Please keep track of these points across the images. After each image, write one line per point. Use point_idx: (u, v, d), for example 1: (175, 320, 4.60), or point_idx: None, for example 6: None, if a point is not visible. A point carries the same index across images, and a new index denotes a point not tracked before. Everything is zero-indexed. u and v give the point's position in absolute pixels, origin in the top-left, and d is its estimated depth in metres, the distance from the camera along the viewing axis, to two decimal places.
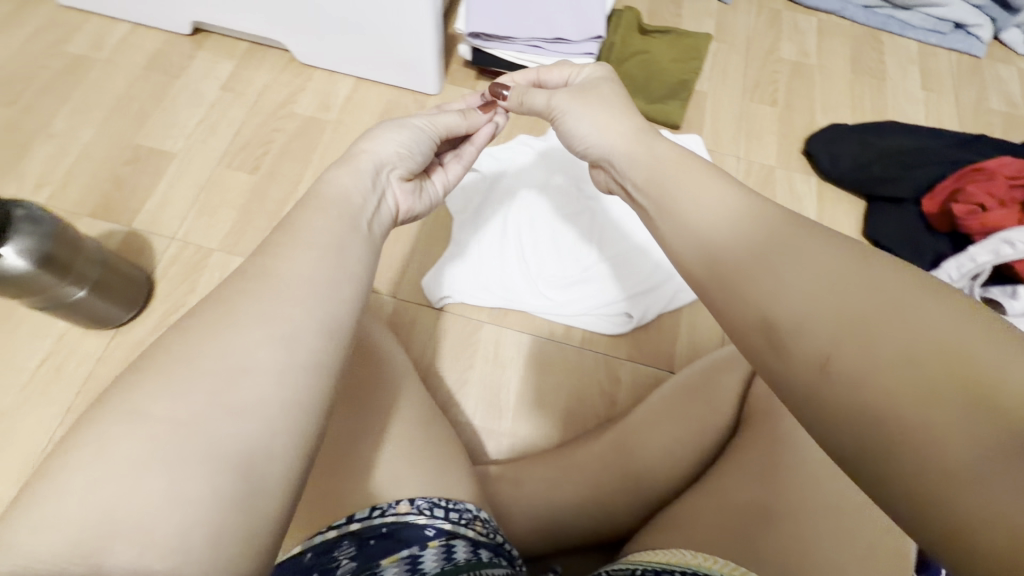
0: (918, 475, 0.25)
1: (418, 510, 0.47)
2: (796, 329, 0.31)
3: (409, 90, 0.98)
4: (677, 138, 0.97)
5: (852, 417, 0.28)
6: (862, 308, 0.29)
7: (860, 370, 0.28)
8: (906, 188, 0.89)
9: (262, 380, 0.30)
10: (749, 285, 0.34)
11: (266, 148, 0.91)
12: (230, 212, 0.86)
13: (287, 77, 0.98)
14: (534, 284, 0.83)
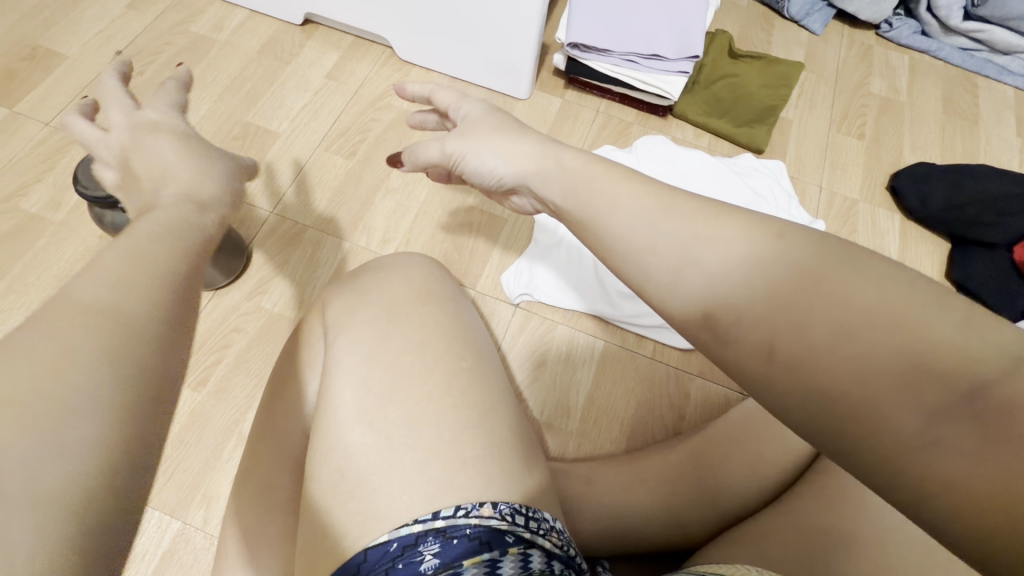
0: (881, 450, 0.28)
1: (501, 516, 0.47)
2: (737, 328, 0.33)
3: (501, 93, 1.02)
4: (762, 162, 0.97)
5: (809, 405, 0.30)
6: (800, 296, 0.32)
7: (804, 351, 0.31)
8: (1000, 233, 0.87)
9: (85, 415, 0.26)
10: (686, 286, 0.36)
11: (363, 135, 0.96)
12: (326, 192, 0.90)
13: (387, 71, 1.03)
14: (602, 292, 0.84)
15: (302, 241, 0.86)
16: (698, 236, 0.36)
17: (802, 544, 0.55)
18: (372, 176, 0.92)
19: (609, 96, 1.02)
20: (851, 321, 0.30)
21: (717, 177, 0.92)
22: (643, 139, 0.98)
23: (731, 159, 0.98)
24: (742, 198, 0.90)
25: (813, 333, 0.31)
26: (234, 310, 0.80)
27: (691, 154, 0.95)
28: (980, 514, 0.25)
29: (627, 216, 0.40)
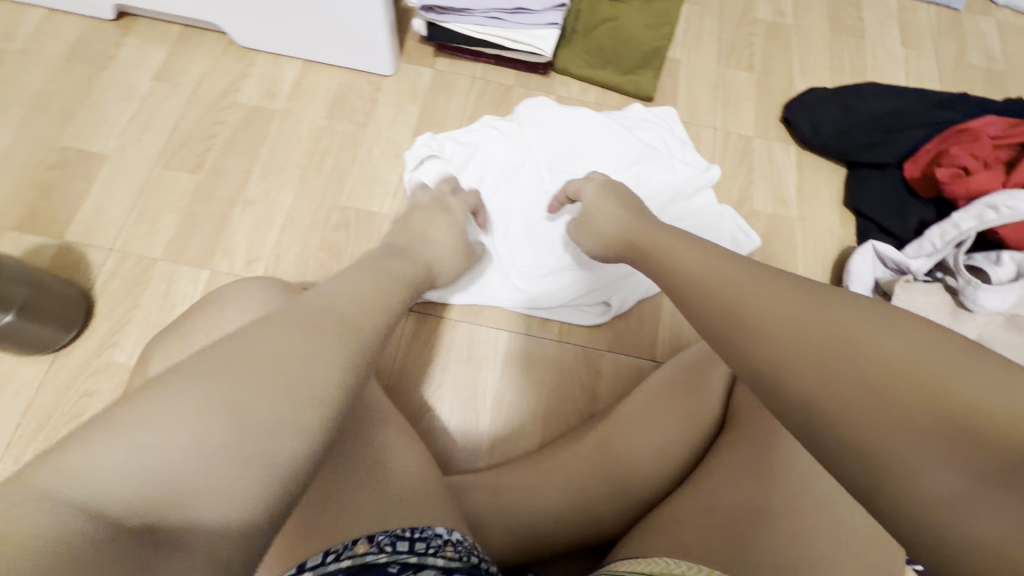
0: (859, 463, 0.29)
1: (378, 548, 0.43)
2: (777, 369, 0.33)
3: (364, 72, 0.91)
4: (653, 112, 0.91)
5: (797, 415, 0.32)
6: (810, 319, 0.34)
7: (839, 395, 0.30)
8: (889, 153, 0.85)
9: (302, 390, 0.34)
10: (735, 331, 0.37)
11: (209, 143, 0.84)
12: (173, 216, 0.79)
13: (226, 63, 0.89)
14: (506, 275, 0.78)
15: (152, 278, 0.75)
16: (729, 274, 0.40)
17: (713, 527, 0.53)
18: (226, 189, 0.81)
19: (483, 59, 0.92)
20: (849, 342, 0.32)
21: (604, 133, 0.86)
22: (526, 102, 0.89)
23: (621, 111, 0.91)
24: (631, 154, 0.84)
25: (812, 350, 0.32)
26: (79, 370, 0.70)
27: (572, 112, 0.87)
28: (947, 533, 0.26)
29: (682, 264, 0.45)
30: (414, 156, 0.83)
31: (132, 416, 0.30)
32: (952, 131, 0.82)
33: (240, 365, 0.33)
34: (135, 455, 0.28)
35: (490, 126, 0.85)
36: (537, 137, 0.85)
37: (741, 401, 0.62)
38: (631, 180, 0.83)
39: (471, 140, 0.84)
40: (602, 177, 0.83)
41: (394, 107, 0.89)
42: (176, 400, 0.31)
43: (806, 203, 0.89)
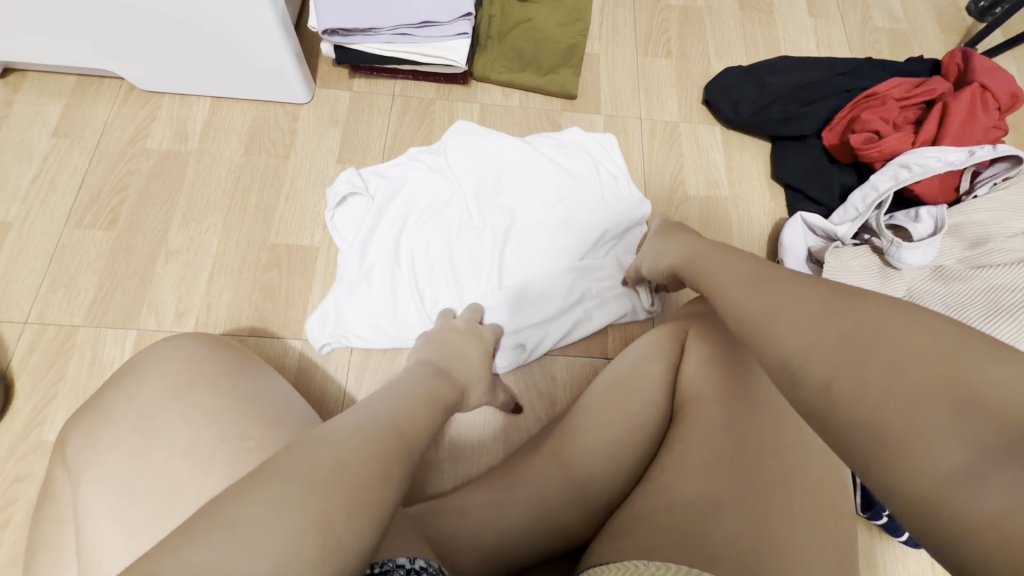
0: (874, 441, 0.29)
1: None
2: (802, 365, 0.34)
3: (279, 101, 0.88)
4: (586, 136, 0.87)
5: (819, 404, 0.32)
6: (835, 321, 0.34)
7: (858, 384, 0.30)
8: (807, 124, 0.87)
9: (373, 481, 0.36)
10: (767, 335, 0.38)
11: (121, 195, 0.80)
12: (91, 277, 0.75)
13: (130, 109, 0.85)
14: (428, 315, 0.75)
15: (75, 346, 0.71)
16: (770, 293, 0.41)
17: (674, 522, 0.54)
18: (145, 242, 0.77)
19: (401, 75, 0.91)
20: (874, 334, 0.32)
21: (534, 162, 0.83)
22: (455, 128, 0.86)
23: (559, 132, 0.89)
24: (560, 184, 0.82)
25: (838, 346, 0.33)
26: (5, 457, 0.66)
27: (500, 139, 0.84)
28: (950, 508, 0.25)
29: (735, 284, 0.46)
30: (335, 193, 0.78)
31: (234, 510, 0.31)
32: (862, 97, 0.85)
33: (318, 452, 0.36)
34: (238, 547, 0.29)
35: (416, 158, 0.83)
36: (465, 168, 0.82)
37: (688, 388, 0.63)
38: (560, 212, 0.80)
39: (398, 175, 0.82)
40: (532, 210, 0.81)
41: (314, 135, 0.86)
42: (260, 486, 0.32)
43: (736, 181, 0.90)
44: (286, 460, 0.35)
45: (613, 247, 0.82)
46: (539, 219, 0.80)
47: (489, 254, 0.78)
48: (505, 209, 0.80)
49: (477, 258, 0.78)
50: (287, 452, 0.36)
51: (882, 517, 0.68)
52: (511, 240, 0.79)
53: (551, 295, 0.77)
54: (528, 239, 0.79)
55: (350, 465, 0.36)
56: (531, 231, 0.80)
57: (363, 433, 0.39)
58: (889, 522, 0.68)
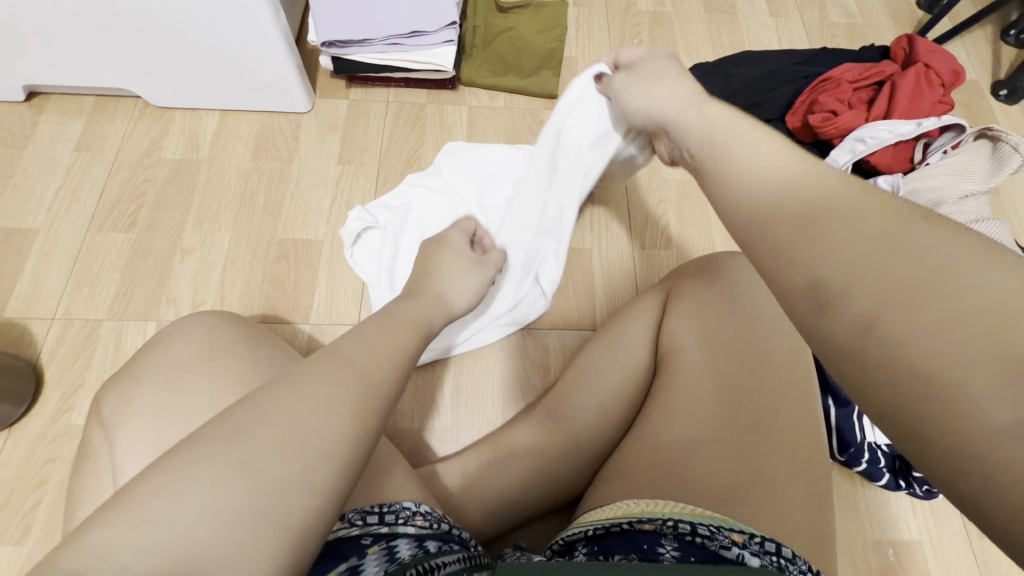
0: (903, 373, 0.26)
1: (350, 523, 0.49)
2: (841, 296, 0.29)
3: (282, 111, 0.95)
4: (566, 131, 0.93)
5: (849, 343, 0.28)
6: (861, 250, 0.29)
7: (906, 329, 0.26)
8: (770, 109, 0.95)
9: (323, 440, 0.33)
10: (795, 253, 0.31)
11: (139, 201, 0.86)
12: (113, 275, 0.81)
13: (145, 124, 0.92)
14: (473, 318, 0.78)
15: (100, 338, 0.77)
16: (791, 201, 0.34)
17: (659, 462, 0.58)
18: (162, 242, 0.83)
19: (394, 83, 0.98)
20: (903, 261, 0.28)
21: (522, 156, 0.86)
22: (445, 147, 0.89)
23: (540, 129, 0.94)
24: None
25: (867, 277, 0.28)
26: (38, 442, 0.71)
27: (487, 147, 0.88)
28: (986, 463, 0.23)
29: (749, 169, 0.37)
30: (349, 232, 0.82)
31: (145, 487, 0.29)
32: (818, 81, 0.92)
33: (266, 423, 0.32)
34: (157, 527, 0.28)
35: (415, 184, 0.86)
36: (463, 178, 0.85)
37: (668, 343, 0.68)
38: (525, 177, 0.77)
39: (402, 203, 0.85)
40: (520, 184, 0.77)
41: (316, 141, 0.93)
42: (218, 461, 0.30)
43: None
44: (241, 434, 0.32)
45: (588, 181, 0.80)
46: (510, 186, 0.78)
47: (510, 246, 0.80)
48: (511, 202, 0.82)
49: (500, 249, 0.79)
50: (238, 421, 0.32)
51: (862, 463, 0.72)
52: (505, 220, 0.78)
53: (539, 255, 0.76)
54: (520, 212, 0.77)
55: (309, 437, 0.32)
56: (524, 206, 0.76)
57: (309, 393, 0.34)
58: (868, 467, 0.72)
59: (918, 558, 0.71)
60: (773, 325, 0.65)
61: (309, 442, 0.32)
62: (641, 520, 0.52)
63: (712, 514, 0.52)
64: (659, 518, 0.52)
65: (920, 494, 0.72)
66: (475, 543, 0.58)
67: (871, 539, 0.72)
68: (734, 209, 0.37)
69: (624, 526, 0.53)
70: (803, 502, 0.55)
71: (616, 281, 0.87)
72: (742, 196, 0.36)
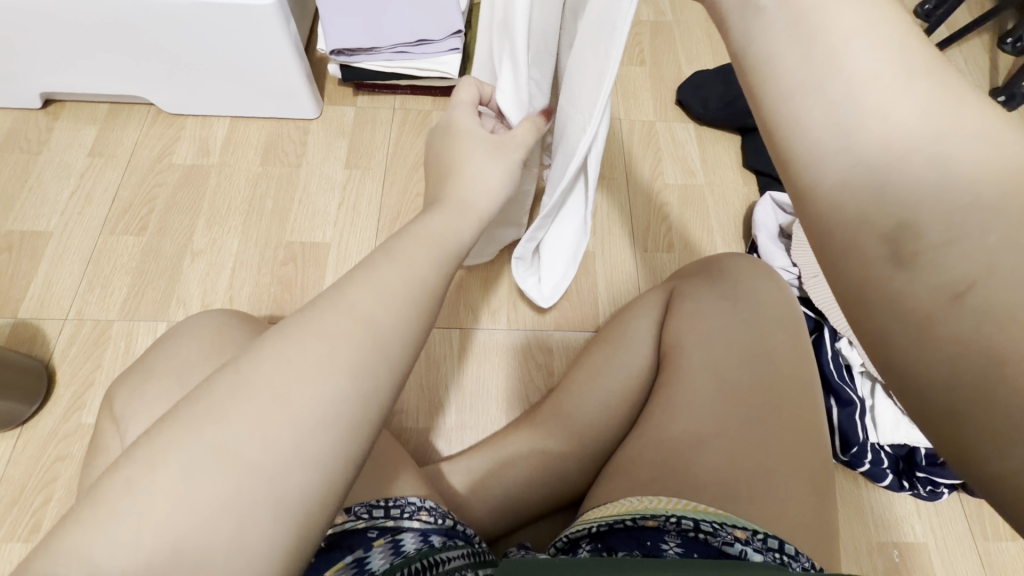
0: (976, 348, 0.22)
1: (356, 516, 0.50)
2: (936, 248, 0.24)
3: (292, 117, 0.96)
4: None
5: (929, 303, 0.24)
6: (970, 195, 0.24)
7: (1011, 299, 0.22)
8: None
9: (319, 411, 0.29)
10: (894, 186, 0.25)
11: (151, 205, 0.88)
12: (125, 277, 0.82)
13: (158, 130, 0.95)
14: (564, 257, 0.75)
15: (111, 338, 0.78)
16: (908, 93, 0.25)
17: (662, 460, 0.59)
18: (173, 244, 0.85)
19: (400, 90, 1.00)
20: (1021, 212, 0.23)
21: None
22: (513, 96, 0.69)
23: None
24: None
25: (967, 230, 0.23)
26: (49, 440, 0.72)
27: None
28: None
29: (844, 37, 0.26)
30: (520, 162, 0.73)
31: (122, 470, 0.26)
32: None
33: (257, 403, 0.28)
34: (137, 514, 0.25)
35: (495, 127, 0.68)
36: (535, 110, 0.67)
37: (670, 342, 0.68)
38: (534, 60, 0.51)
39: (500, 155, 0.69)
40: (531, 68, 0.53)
41: (324, 146, 0.95)
42: (207, 451, 0.26)
43: (711, 171, 0.98)
44: (233, 415, 0.28)
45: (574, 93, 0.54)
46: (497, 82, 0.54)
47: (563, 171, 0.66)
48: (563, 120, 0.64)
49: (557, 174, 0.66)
50: (228, 395, 0.28)
51: (864, 464, 0.73)
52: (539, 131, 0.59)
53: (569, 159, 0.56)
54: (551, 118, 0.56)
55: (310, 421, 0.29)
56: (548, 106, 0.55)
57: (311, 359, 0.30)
58: (871, 468, 0.72)
59: (923, 560, 0.71)
60: (774, 324, 0.67)
61: (313, 429, 0.28)
62: (644, 517, 0.53)
63: (713, 511, 0.52)
64: (662, 515, 0.53)
65: (923, 495, 0.73)
66: (480, 540, 0.59)
67: (876, 540, 0.72)
68: (814, 98, 0.26)
69: (626, 522, 0.54)
70: (805, 498, 0.55)
71: (619, 283, 0.88)
72: (831, 77, 0.26)
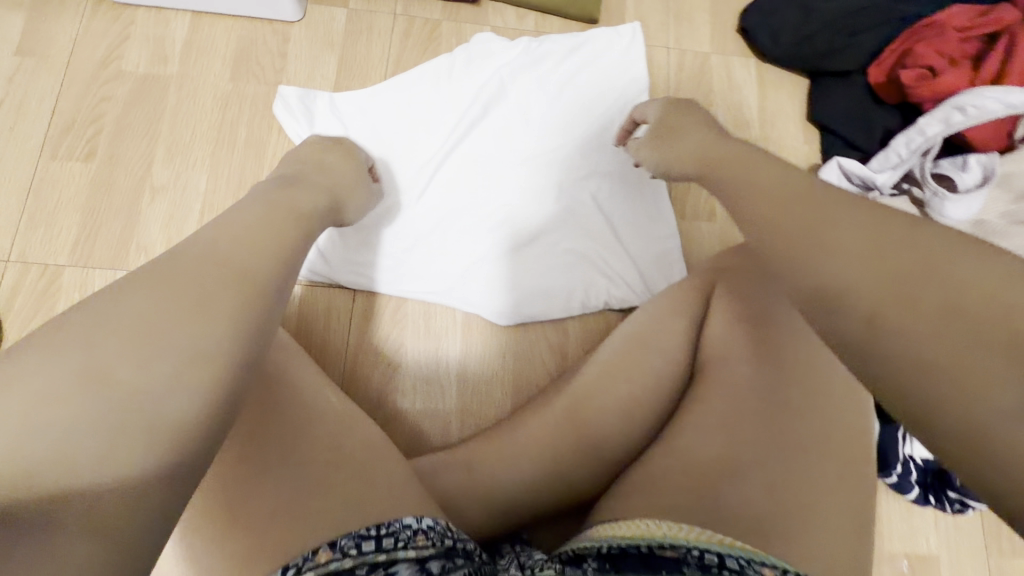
0: (943, 377, 0.30)
1: (342, 553, 0.43)
2: (845, 301, 0.35)
3: (269, 21, 0.78)
4: (465, 201, 0.74)
5: (855, 335, 0.34)
6: (881, 267, 0.34)
7: (902, 331, 0.32)
8: (852, 59, 0.79)
9: (194, 340, 0.35)
10: (806, 258, 0.37)
11: (98, 124, 0.73)
12: (73, 214, 0.70)
13: (100, 25, 0.76)
14: (549, 108, 0.77)
15: (62, 288, 0.67)
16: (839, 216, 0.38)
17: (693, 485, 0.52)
18: (128, 176, 0.72)
19: None
20: (901, 277, 0.34)
21: (501, 187, 0.74)
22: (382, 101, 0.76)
23: (480, 169, 0.75)
24: (510, 184, 0.74)
25: (920, 298, 0.32)
26: None
27: (455, 163, 0.75)
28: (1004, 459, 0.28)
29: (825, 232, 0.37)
30: (425, 104, 0.77)
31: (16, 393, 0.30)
32: (918, 26, 0.76)
33: (135, 344, 0.34)
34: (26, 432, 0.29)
35: (428, 165, 0.75)
36: (465, 159, 0.75)
37: (713, 347, 0.60)
38: (553, 162, 0.75)
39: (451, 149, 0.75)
40: (545, 105, 0.77)
41: (307, 61, 0.78)
42: (74, 372, 0.32)
43: (768, 124, 0.83)
44: (97, 351, 0.33)
45: (542, 155, 0.75)
46: (421, 173, 0.75)
47: (541, 152, 0.75)
48: (494, 149, 0.75)
49: (541, 133, 0.76)
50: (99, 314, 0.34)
51: (892, 475, 0.68)
52: (515, 268, 0.72)
53: (562, 142, 0.76)
54: (526, 266, 0.72)
55: (195, 360, 0.35)
56: (544, 221, 0.73)
57: (165, 330, 0.35)
58: (898, 480, 0.68)
59: (931, 571, 0.69)
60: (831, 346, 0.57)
61: (203, 349, 0.35)
62: (663, 545, 0.46)
63: (742, 546, 0.46)
64: (683, 545, 0.46)
65: (949, 510, 0.69)
66: (482, 554, 0.52)
67: (887, 549, 0.69)
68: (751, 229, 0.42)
69: (643, 548, 0.46)
70: (846, 540, 0.50)
71: None
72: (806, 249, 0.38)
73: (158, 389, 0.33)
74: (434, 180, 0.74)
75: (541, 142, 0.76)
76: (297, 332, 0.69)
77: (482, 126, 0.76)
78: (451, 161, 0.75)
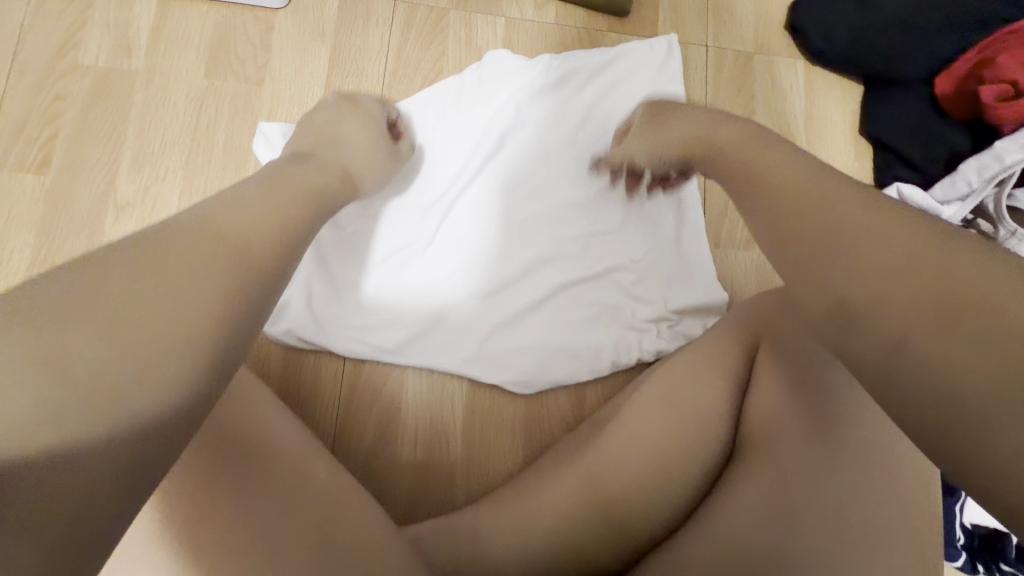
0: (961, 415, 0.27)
1: None
2: (873, 322, 0.31)
3: (249, 6, 0.68)
4: (482, 248, 0.65)
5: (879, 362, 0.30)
6: (908, 282, 0.31)
7: (931, 358, 0.28)
8: (918, 66, 0.69)
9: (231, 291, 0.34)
10: (825, 256, 0.34)
11: (51, 127, 0.63)
12: (25, 232, 0.61)
13: (52, 8, 0.65)
14: (574, 141, 0.68)
15: None
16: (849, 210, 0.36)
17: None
18: (88, 188, 0.62)
19: None
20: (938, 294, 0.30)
21: (522, 232, 0.66)
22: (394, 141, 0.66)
23: (499, 212, 0.66)
24: (533, 230, 0.66)
25: (948, 331, 0.28)
26: None
27: (471, 205, 0.66)
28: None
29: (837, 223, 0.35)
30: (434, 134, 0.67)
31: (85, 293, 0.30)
32: (1003, 32, 0.65)
33: (173, 279, 0.32)
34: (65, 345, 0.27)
35: (438, 206, 0.66)
36: (482, 199, 0.66)
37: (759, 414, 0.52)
38: (577, 200, 0.67)
39: (465, 188, 0.66)
40: (568, 134, 0.68)
41: (293, 54, 0.68)
42: (128, 277, 0.31)
43: (817, 136, 0.74)
44: (136, 274, 0.31)
45: (566, 193, 0.67)
46: (430, 216, 0.65)
47: (566, 191, 0.67)
48: (514, 188, 0.67)
49: (565, 168, 0.68)
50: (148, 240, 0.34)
51: None
52: (535, 325, 0.64)
53: (590, 177, 0.68)
54: (547, 323, 0.64)
55: (221, 313, 0.33)
56: (568, 272, 0.65)
57: (201, 269, 0.33)
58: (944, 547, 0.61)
59: None
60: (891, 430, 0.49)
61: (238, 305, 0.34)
62: None
63: None
64: None
65: None
66: None
67: None
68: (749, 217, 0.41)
69: None
70: None
71: None
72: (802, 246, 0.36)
73: (192, 324, 0.31)
74: (448, 223, 0.65)
75: (566, 179, 0.68)
76: (281, 385, 0.61)
77: (500, 159, 0.67)
78: (465, 202, 0.66)
